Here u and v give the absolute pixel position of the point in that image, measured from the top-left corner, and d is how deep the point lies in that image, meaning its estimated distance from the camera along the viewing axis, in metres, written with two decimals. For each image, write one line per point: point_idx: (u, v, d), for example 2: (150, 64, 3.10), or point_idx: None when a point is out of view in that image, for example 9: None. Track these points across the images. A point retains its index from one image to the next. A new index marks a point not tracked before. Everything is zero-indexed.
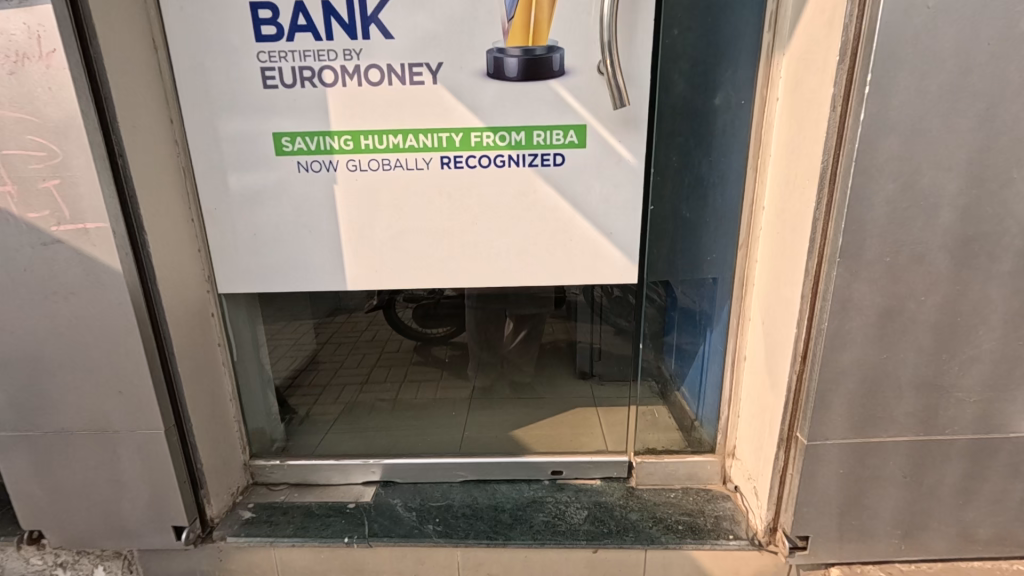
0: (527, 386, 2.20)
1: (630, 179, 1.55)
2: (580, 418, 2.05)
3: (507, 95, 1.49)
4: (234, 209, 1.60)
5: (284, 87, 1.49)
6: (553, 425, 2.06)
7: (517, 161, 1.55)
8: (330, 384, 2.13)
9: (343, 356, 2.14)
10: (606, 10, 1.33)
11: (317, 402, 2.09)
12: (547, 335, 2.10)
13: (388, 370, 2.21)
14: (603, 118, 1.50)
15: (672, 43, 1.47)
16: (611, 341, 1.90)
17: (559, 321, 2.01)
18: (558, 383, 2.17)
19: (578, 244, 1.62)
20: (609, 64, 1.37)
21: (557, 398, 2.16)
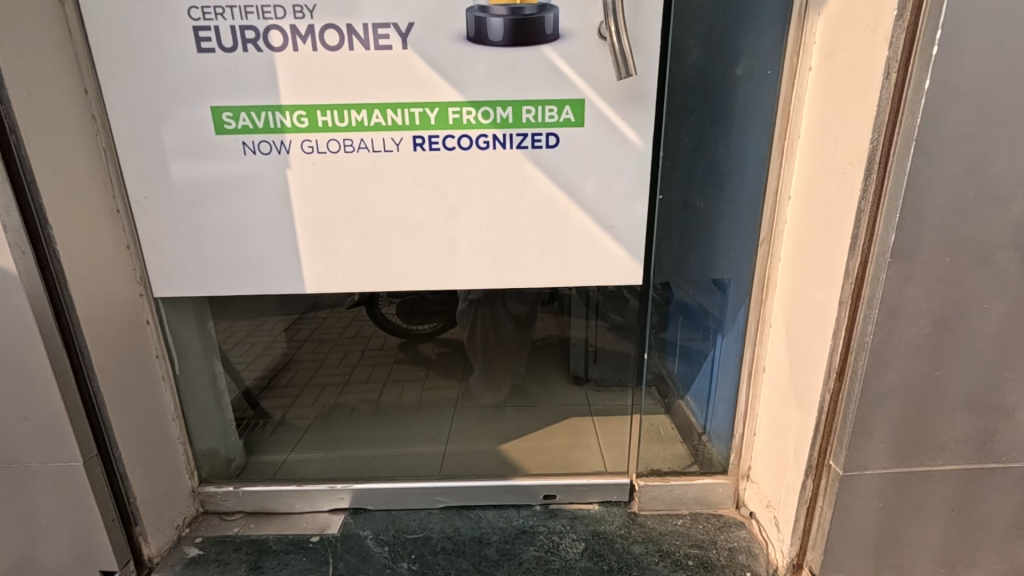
0: (518, 390, 1.99)
1: (637, 164, 1.33)
2: (575, 429, 1.85)
3: (493, 64, 1.26)
4: (168, 199, 1.35)
5: (222, 51, 1.24)
6: (545, 439, 1.85)
7: (503, 143, 1.32)
8: (308, 385, 1.99)
9: (324, 354, 2.07)
10: None
11: (293, 405, 1.94)
12: (539, 330, 1.85)
13: (371, 370, 2.07)
14: (604, 91, 1.27)
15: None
16: (610, 339, 1.67)
17: (551, 316, 1.76)
18: (555, 389, 1.96)
19: (574, 239, 1.40)
20: (611, 28, 1.15)
21: (551, 407, 1.95)
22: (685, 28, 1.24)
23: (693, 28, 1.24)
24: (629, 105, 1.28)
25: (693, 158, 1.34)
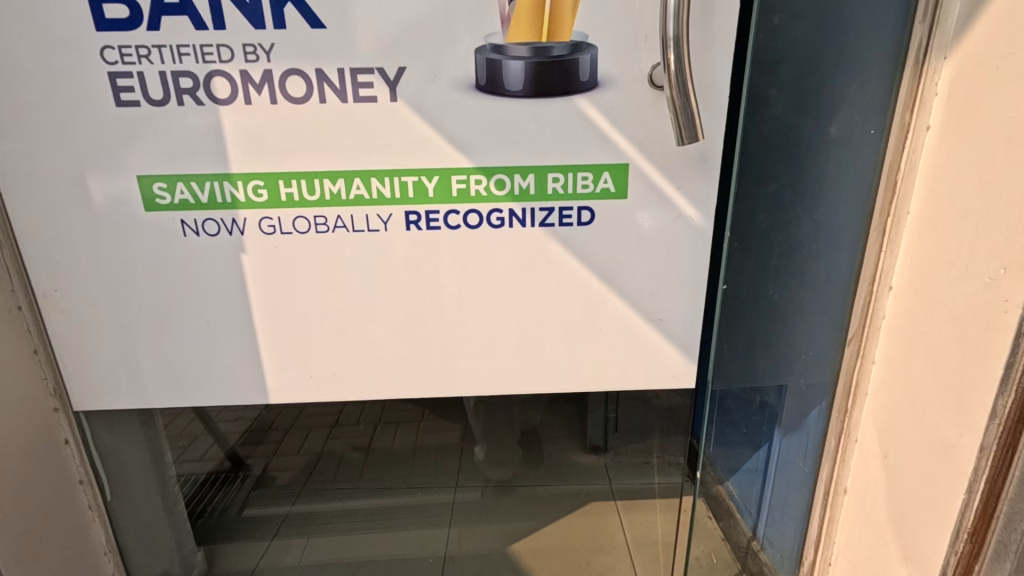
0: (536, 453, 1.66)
1: (692, 245, 1.04)
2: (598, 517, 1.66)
3: (511, 120, 0.96)
4: (87, 292, 1.04)
5: (150, 105, 0.92)
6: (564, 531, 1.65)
7: (522, 220, 1.02)
8: (292, 428, 1.62)
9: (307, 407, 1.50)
10: None
11: (276, 453, 1.65)
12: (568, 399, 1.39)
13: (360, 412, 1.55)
14: (655, 154, 0.98)
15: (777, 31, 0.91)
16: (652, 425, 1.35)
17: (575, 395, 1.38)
18: (571, 466, 1.69)
19: (611, 336, 1.11)
20: (673, 78, 0.84)
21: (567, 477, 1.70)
22: (767, 73, 0.93)
23: (776, 72, 0.93)
24: (688, 171, 0.99)
25: (766, 238, 1.04)
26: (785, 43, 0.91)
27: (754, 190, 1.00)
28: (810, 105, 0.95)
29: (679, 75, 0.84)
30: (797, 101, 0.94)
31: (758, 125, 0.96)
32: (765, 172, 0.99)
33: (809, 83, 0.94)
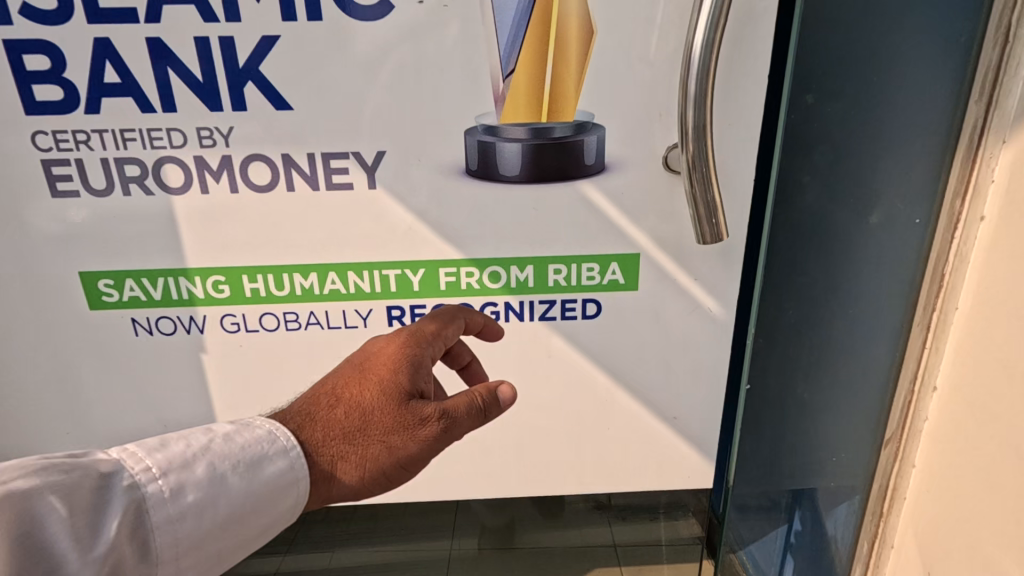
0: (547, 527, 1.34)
1: (709, 338, 0.92)
2: None
3: (506, 207, 0.84)
4: (28, 396, 0.92)
5: (91, 195, 0.81)
6: None
7: (519, 313, 0.90)
8: None
9: None
10: (693, 71, 0.69)
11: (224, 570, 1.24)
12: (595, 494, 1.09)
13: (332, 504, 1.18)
14: (669, 242, 0.86)
15: (811, 108, 0.80)
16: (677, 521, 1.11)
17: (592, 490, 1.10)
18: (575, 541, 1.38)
19: (618, 434, 0.99)
20: (693, 169, 0.73)
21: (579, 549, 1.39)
22: (797, 155, 0.82)
23: (807, 153, 0.82)
24: (707, 260, 0.87)
25: (794, 330, 0.92)
26: (817, 121, 0.80)
27: (780, 281, 0.88)
28: (845, 187, 0.83)
29: (696, 166, 0.73)
30: (831, 183, 0.82)
31: (786, 211, 0.85)
32: (793, 260, 0.87)
33: (845, 166, 0.82)
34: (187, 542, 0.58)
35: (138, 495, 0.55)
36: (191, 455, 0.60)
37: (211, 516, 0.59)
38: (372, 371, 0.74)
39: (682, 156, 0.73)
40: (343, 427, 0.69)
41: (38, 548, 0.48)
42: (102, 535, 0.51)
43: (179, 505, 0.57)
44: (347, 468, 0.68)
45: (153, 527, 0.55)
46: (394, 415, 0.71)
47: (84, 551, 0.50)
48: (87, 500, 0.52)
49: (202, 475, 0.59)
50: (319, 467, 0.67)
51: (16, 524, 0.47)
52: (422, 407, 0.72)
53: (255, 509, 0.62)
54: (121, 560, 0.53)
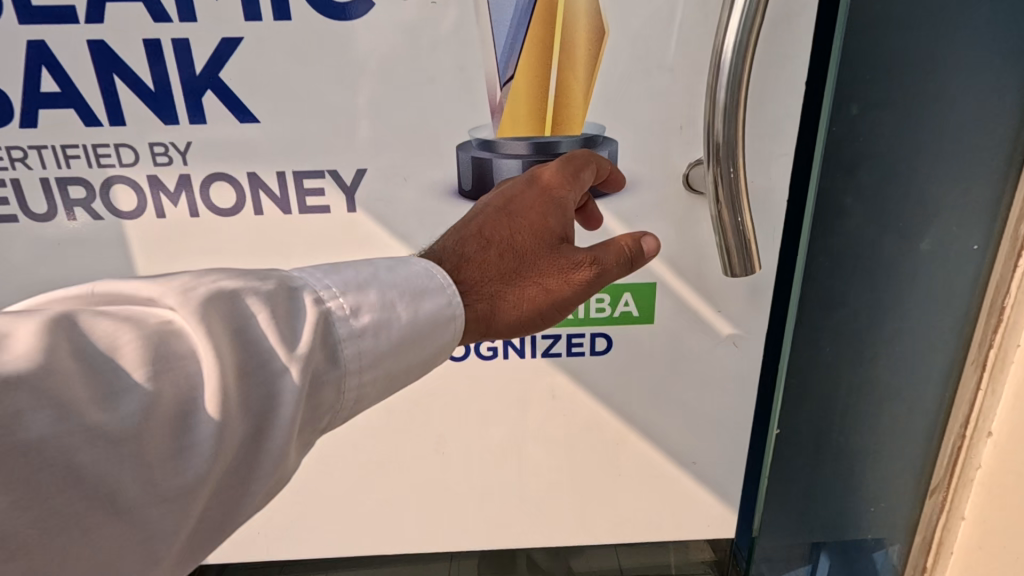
0: None
1: (732, 377, 0.82)
2: None
3: None
4: None
5: (32, 218, 0.71)
6: None
7: (520, 350, 0.80)
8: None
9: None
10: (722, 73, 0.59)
11: None
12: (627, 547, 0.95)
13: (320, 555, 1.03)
14: (690, 270, 0.76)
15: (860, 119, 0.68)
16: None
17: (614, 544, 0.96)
18: None
19: (630, 480, 0.89)
20: (720, 183, 0.62)
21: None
22: (843, 173, 0.70)
23: (855, 172, 0.70)
24: (734, 291, 0.77)
25: (835, 371, 0.80)
26: (869, 134, 0.68)
27: (817, 315, 0.77)
28: (899, 210, 0.71)
29: (717, 181, 0.63)
30: (879, 205, 0.71)
31: (829, 238, 0.73)
32: (835, 292, 0.76)
33: (899, 186, 0.70)
34: (376, 359, 0.47)
35: (327, 310, 0.45)
36: (365, 280, 0.48)
37: (394, 334, 0.48)
38: (518, 203, 0.58)
39: (708, 173, 0.63)
40: (514, 257, 0.56)
41: (248, 348, 0.41)
42: (296, 338, 0.43)
43: (367, 323, 0.47)
44: (504, 308, 0.55)
45: (343, 342, 0.46)
46: (536, 220, 0.58)
47: (289, 351, 0.42)
48: (280, 306, 0.43)
49: (374, 301, 0.48)
50: (474, 316, 0.54)
51: (203, 320, 0.40)
52: (571, 251, 0.57)
53: (436, 331, 0.51)
54: (320, 376, 0.44)
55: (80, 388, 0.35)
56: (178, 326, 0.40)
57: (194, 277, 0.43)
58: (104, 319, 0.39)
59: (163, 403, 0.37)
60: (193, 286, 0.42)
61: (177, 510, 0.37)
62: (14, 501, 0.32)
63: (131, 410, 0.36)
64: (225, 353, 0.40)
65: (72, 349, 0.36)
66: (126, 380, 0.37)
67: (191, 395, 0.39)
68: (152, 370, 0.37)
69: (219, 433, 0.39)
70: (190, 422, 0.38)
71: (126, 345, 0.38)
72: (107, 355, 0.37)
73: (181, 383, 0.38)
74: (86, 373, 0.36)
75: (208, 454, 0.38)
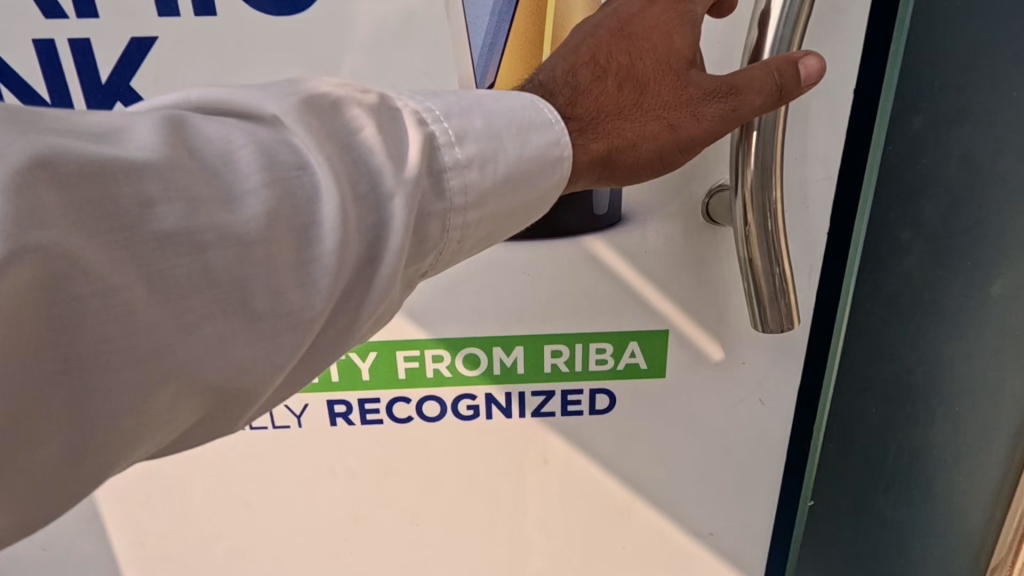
0: None
1: (758, 441, 0.69)
2: None
3: (485, 272, 0.62)
4: None
5: None
6: None
7: (506, 409, 0.67)
8: None
9: None
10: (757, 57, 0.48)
11: None
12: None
13: None
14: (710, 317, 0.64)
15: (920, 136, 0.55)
16: None
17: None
18: None
19: (636, 556, 0.76)
20: (753, 179, 0.51)
21: None
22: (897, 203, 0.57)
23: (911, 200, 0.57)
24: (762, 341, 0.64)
25: (882, 433, 0.68)
26: (931, 155, 0.55)
27: (862, 369, 0.64)
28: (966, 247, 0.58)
29: (762, 126, 0.50)
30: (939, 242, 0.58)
31: (878, 279, 0.60)
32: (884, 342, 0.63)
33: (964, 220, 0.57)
34: (481, 197, 0.43)
35: (432, 135, 0.43)
36: (470, 107, 0.44)
37: (501, 167, 0.44)
38: (639, 22, 0.49)
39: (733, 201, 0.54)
40: (638, 87, 0.48)
41: (353, 166, 0.39)
42: (405, 159, 0.41)
43: (474, 153, 0.43)
44: (625, 146, 0.48)
45: (450, 171, 0.42)
46: (665, 45, 0.48)
47: (396, 172, 0.40)
48: (383, 125, 0.41)
49: (480, 126, 0.44)
50: (615, 132, 0.48)
51: (310, 130, 0.39)
52: (704, 77, 0.48)
53: (542, 170, 0.46)
54: (427, 201, 0.42)
55: (202, 188, 0.35)
56: (285, 135, 0.39)
57: (298, 86, 0.41)
58: (223, 123, 0.38)
59: (283, 206, 0.37)
60: (296, 92, 0.40)
61: (298, 330, 0.37)
62: (151, 296, 0.33)
63: (254, 213, 0.36)
64: (335, 164, 0.39)
65: (193, 151, 0.36)
66: (247, 181, 0.36)
67: (305, 209, 0.37)
68: (268, 175, 0.37)
69: (342, 243, 0.38)
70: (309, 227, 0.37)
71: (241, 148, 0.37)
72: (228, 156, 0.37)
73: (298, 192, 0.37)
74: (206, 173, 0.36)
75: (332, 265, 0.38)
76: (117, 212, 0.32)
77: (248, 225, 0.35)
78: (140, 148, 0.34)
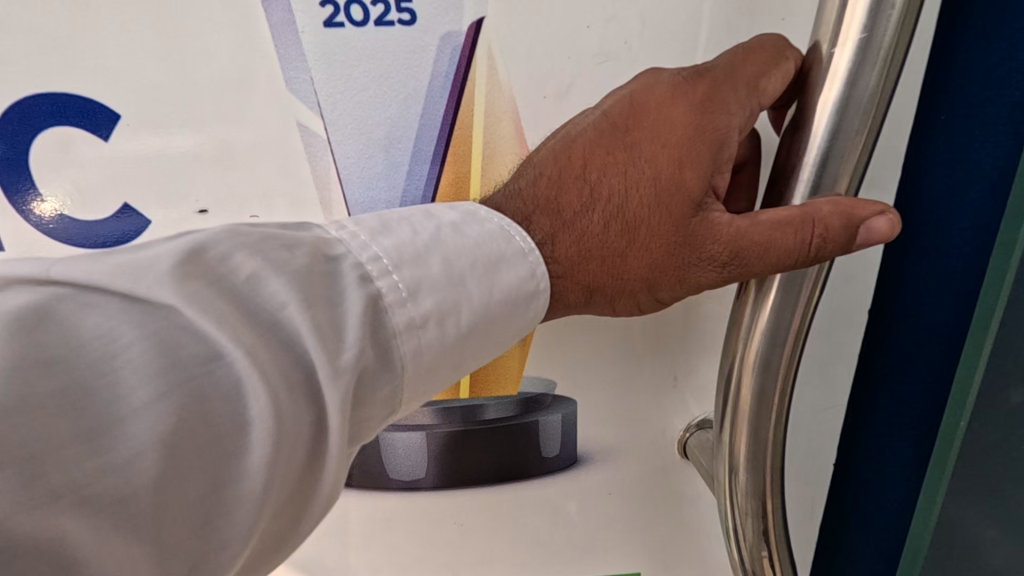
0: None
1: None
2: None
3: (406, 527, 0.48)
4: None
5: None
6: None
7: None
8: None
9: None
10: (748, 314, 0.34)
11: None
12: None
13: None
14: (694, 564, 0.51)
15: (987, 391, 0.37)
16: None
17: None
18: None
19: None
20: (743, 457, 0.37)
21: None
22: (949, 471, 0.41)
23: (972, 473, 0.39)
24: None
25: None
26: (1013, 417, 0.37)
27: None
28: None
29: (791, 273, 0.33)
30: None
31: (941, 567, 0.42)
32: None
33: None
34: (440, 360, 0.29)
35: (374, 295, 0.27)
36: (425, 244, 0.29)
37: (467, 325, 0.29)
38: (650, 129, 0.32)
39: (716, 440, 0.39)
40: (627, 232, 0.32)
41: (273, 356, 0.23)
42: (346, 329, 0.25)
43: (432, 311, 0.28)
44: (655, 282, 0.33)
45: (399, 338, 0.27)
46: (670, 177, 0.32)
47: (329, 365, 0.24)
48: (312, 289, 0.25)
49: (437, 272, 0.29)
50: (598, 282, 0.33)
51: (226, 309, 0.23)
52: (718, 225, 0.32)
53: (519, 317, 0.31)
54: (368, 388, 0.26)
55: (62, 428, 0.19)
56: (183, 316, 0.22)
57: (204, 238, 0.24)
58: (107, 301, 0.22)
59: (192, 425, 0.21)
60: (201, 249, 0.24)
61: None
62: None
63: (145, 450, 0.20)
64: (261, 345, 0.23)
65: (62, 356, 0.20)
66: (128, 402, 0.20)
67: (218, 446, 0.22)
68: (168, 382, 0.21)
69: (272, 469, 0.22)
70: (227, 446, 0.22)
71: (128, 349, 0.21)
72: (110, 363, 0.21)
73: (217, 397, 0.22)
74: (73, 399, 0.20)
75: (257, 500, 0.22)
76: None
77: (131, 478, 0.20)
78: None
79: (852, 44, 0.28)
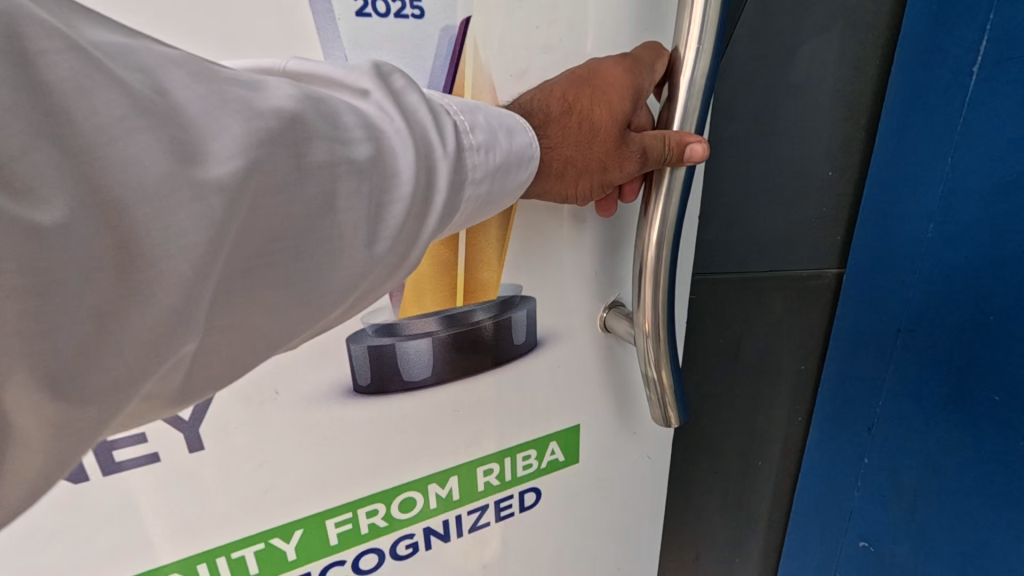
0: None
1: (656, 493, 0.81)
2: None
3: (411, 420, 0.60)
4: None
5: None
6: None
7: (445, 534, 0.68)
8: None
9: None
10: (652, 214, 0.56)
11: None
12: None
13: None
14: (615, 408, 0.72)
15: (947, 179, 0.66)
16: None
17: None
18: None
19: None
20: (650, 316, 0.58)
21: None
22: (932, 299, 0.73)
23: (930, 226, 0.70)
24: (714, 422, 0.86)
25: (881, 508, 0.89)
26: (962, 228, 0.67)
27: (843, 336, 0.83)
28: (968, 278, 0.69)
29: (670, 184, 0.55)
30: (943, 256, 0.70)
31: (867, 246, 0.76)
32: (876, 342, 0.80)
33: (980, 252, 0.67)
34: (484, 178, 0.42)
35: (454, 121, 0.40)
36: (472, 104, 0.43)
37: (500, 159, 0.43)
38: (605, 81, 0.50)
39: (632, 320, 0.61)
40: (591, 128, 0.51)
41: (414, 132, 0.37)
42: (444, 125, 0.39)
43: (483, 142, 0.42)
44: (598, 157, 0.51)
45: (468, 151, 0.41)
46: (617, 116, 0.50)
47: (442, 146, 0.38)
48: (430, 102, 0.39)
49: (482, 122, 0.42)
50: (572, 155, 0.52)
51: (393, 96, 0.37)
52: (640, 138, 0.51)
53: (523, 169, 0.45)
54: (456, 179, 0.40)
55: (326, 128, 0.32)
56: (373, 98, 0.36)
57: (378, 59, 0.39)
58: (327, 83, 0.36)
59: (378, 155, 0.35)
60: (379, 66, 0.38)
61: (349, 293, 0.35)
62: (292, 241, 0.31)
63: (361, 163, 0.33)
64: (411, 119, 0.37)
65: (320, 101, 0.33)
66: (352, 134, 0.34)
67: (386, 166, 0.35)
68: (368, 130, 0.35)
69: (412, 194, 0.36)
70: (388, 175, 0.35)
71: (345, 108, 0.34)
72: (337, 113, 0.34)
73: (388, 148, 0.35)
74: (328, 119, 0.33)
75: (402, 216, 0.35)
76: (284, 135, 0.30)
77: (353, 188, 0.33)
78: (286, 95, 0.31)
79: (693, 48, 0.50)
